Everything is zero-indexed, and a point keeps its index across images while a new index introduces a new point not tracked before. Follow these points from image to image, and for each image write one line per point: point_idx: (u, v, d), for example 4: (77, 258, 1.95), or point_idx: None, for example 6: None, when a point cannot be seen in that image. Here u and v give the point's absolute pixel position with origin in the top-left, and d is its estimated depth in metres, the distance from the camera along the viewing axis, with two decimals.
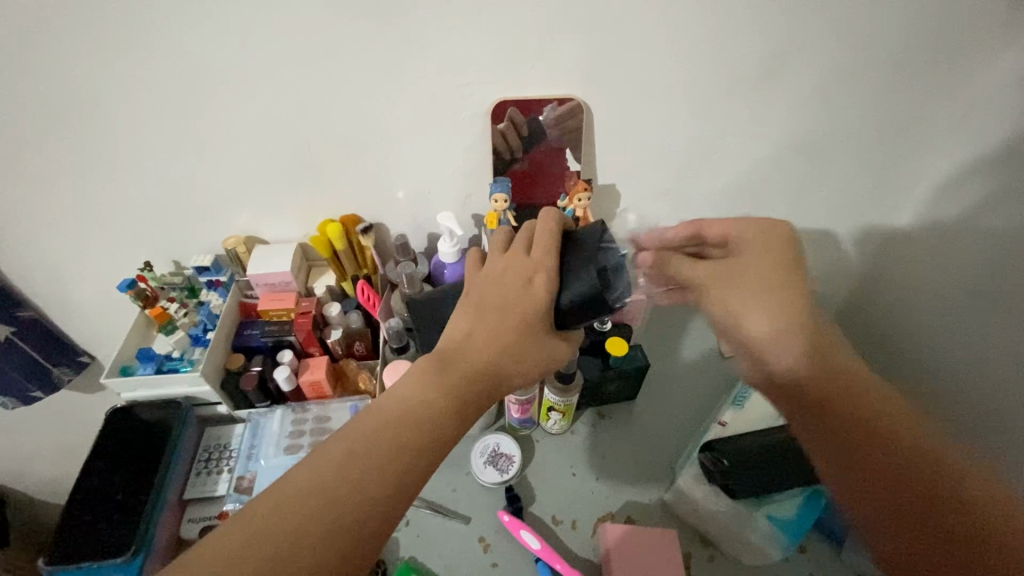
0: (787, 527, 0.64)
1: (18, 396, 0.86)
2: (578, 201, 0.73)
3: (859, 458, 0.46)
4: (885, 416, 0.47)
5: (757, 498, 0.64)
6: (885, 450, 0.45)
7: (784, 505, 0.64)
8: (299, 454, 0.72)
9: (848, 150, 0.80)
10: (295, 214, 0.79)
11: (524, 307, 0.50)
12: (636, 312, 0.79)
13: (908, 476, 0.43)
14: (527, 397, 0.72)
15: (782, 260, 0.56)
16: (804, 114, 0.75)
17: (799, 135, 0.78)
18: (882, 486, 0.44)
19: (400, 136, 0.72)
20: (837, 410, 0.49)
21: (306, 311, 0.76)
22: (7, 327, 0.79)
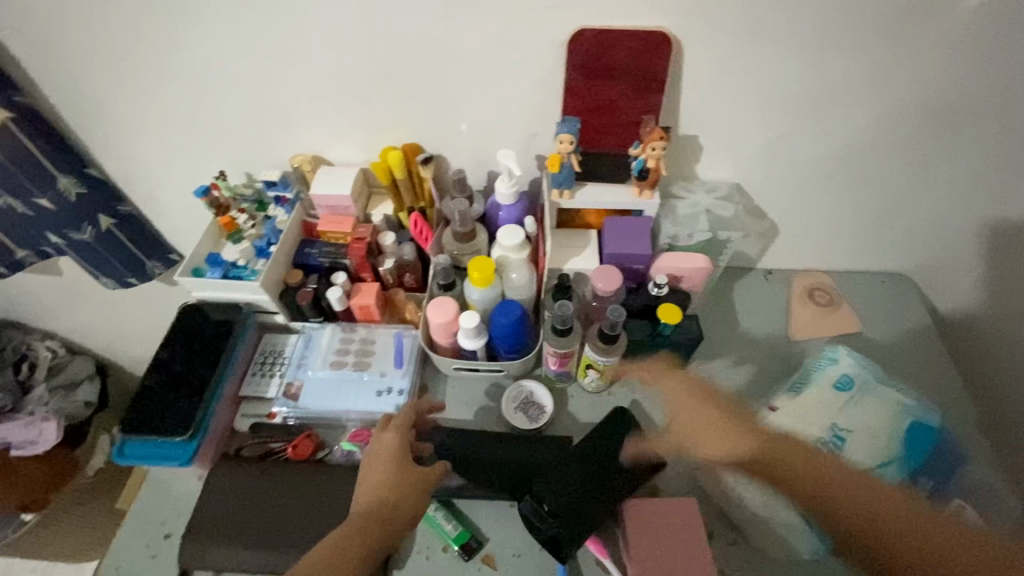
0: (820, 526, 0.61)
1: (115, 278, 0.96)
2: (651, 151, 0.65)
3: (885, 541, 0.55)
4: (887, 508, 0.56)
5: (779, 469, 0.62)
6: (890, 531, 0.55)
7: (823, 507, 0.61)
8: (343, 371, 0.74)
9: (993, 122, 0.66)
10: (359, 137, 0.79)
11: (389, 467, 0.60)
12: (698, 278, 0.73)
13: (924, 541, 0.53)
14: (566, 351, 0.69)
15: (683, 391, 0.72)
16: (946, 71, 0.63)
17: (935, 97, 0.65)
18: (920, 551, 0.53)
19: (467, 60, 0.68)
20: (841, 507, 0.58)
21: (360, 237, 0.77)
22: (108, 219, 0.88)
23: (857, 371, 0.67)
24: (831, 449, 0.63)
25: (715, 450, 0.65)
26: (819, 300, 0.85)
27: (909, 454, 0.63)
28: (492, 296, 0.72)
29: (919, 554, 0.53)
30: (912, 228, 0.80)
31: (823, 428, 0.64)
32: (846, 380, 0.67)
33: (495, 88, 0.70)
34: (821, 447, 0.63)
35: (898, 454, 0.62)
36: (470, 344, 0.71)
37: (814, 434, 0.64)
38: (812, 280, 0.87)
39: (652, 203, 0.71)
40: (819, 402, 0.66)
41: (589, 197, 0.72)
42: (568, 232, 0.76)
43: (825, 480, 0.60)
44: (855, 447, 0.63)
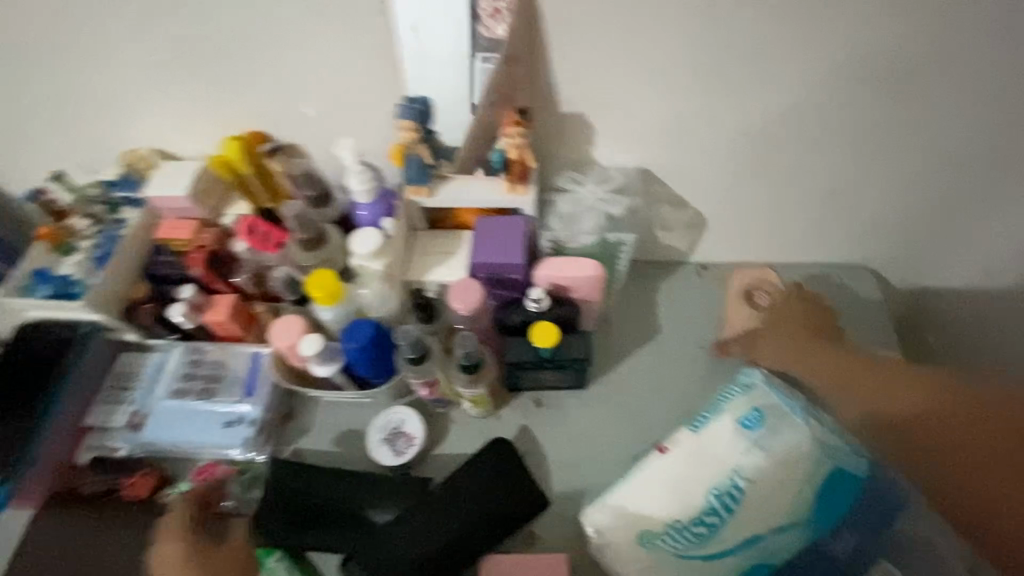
0: None
1: None
2: (510, 140, 0.53)
3: (916, 452, 0.56)
4: (942, 406, 0.56)
5: (652, 539, 0.51)
6: (936, 461, 0.56)
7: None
8: (188, 400, 0.66)
9: (943, 70, 0.54)
10: (197, 127, 0.67)
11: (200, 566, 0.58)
12: (591, 288, 0.61)
13: (960, 445, 0.55)
14: (429, 380, 0.59)
15: (799, 329, 0.65)
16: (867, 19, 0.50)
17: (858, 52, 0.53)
18: (960, 470, 0.55)
19: (293, 29, 0.56)
20: (919, 435, 0.56)
21: (204, 245, 0.67)
22: None
23: (769, 402, 0.55)
24: (725, 503, 0.51)
25: (817, 364, 0.62)
26: (760, 304, 0.69)
27: (820, 510, 0.52)
28: (347, 314, 0.61)
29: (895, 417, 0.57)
30: (868, 212, 0.66)
31: (719, 473, 0.52)
32: (754, 415, 0.54)
33: (328, 64, 0.58)
34: (712, 500, 0.52)
35: (806, 513, 0.51)
36: (323, 372, 0.61)
37: (708, 483, 0.52)
38: (753, 278, 0.70)
39: (528, 200, 0.58)
40: (720, 442, 0.54)
41: (454, 195, 0.59)
42: (439, 235, 0.64)
43: (869, 384, 0.59)
44: (753, 501, 0.51)
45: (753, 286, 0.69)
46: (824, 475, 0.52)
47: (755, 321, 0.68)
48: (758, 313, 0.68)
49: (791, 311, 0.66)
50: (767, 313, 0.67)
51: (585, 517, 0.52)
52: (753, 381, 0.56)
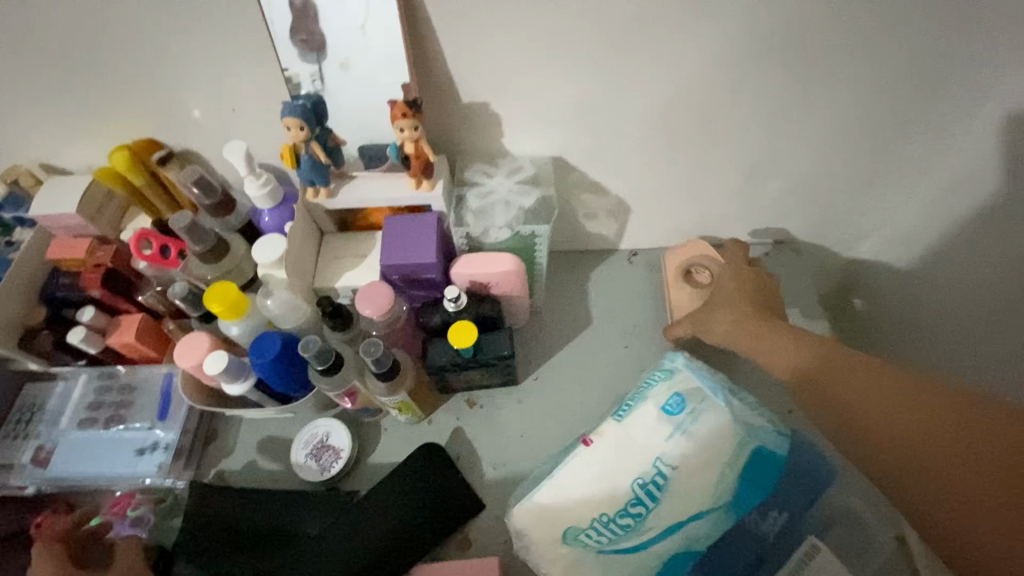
0: None
1: None
2: (401, 132, 0.49)
3: (898, 465, 0.38)
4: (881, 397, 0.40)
5: (576, 535, 0.50)
6: (916, 474, 0.37)
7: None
8: (97, 429, 0.62)
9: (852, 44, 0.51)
10: (81, 138, 0.62)
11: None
12: (510, 283, 0.59)
13: (934, 467, 0.36)
14: (347, 390, 0.57)
15: (744, 288, 0.58)
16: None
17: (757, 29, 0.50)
18: (948, 502, 0.35)
19: (159, 30, 0.51)
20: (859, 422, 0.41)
21: (100, 264, 0.63)
22: None
23: (691, 386, 0.54)
24: (651, 491, 0.50)
25: (730, 326, 0.54)
26: (697, 281, 0.68)
27: (744, 491, 0.51)
28: (255, 326, 0.58)
29: (876, 444, 0.39)
30: (788, 188, 0.65)
31: (646, 462, 0.51)
32: (677, 400, 0.53)
33: (207, 64, 0.54)
34: (637, 490, 0.50)
35: (730, 496, 0.51)
36: (236, 389, 0.58)
37: (634, 472, 0.51)
38: (692, 253, 0.68)
39: (435, 195, 0.56)
40: (644, 431, 0.53)
41: (359, 195, 0.56)
42: (351, 238, 0.61)
43: (782, 343, 0.49)
44: (676, 491, 0.50)
45: (692, 262, 0.68)
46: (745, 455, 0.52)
47: (695, 298, 0.67)
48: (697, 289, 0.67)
49: (736, 279, 0.59)
50: (714, 288, 0.60)
51: (511, 518, 0.51)
52: (675, 365, 0.56)
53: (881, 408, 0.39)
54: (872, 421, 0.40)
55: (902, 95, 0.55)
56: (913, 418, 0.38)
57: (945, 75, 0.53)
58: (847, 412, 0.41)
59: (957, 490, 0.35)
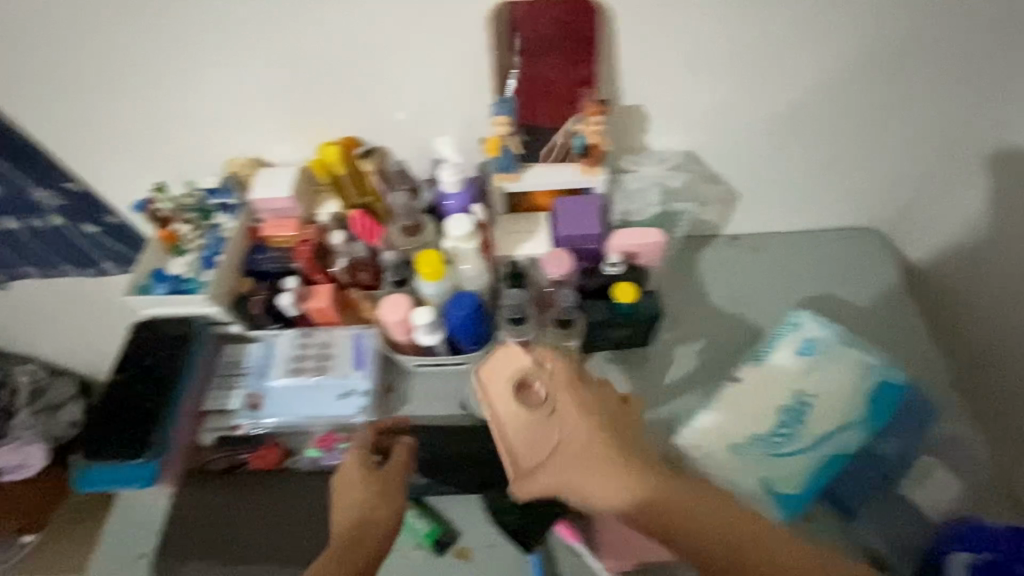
0: (786, 501, 0.59)
1: (90, 266, 0.98)
2: (590, 126, 0.63)
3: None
4: (706, 531, 0.48)
5: (744, 441, 0.61)
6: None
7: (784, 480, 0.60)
8: (303, 378, 0.73)
9: (925, 54, 0.67)
10: (296, 135, 0.76)
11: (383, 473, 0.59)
12: (655, 254, 0.71)
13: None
14: (525, 339, 0.68)
15: (579, 395, 0.56)
16: (864, 18, 0.64)
17: (856, 43, 0.66)
18: None
19: (395, 44, 0.66)
20: (677, 539, 0.49)
21: (307, 239, 0.75)
22: (93, 226, 0.90)
23: (818, 333, 0.66)
24: (793, 416, 0.62)
25: (568, 447, 0.55)
26: (533, 394, 0.64)
27: (873, 416, 0.62)
28: (446, 289, 0.70)
29: (705, 555, 0.48)
30: (872, 176, 0.79)
31: (784, 394, 0.63)
32: (808, 345, 0.66)
33: (425, 73, 0.68)
34: (783, 414, 0.62)
35: (863, 417, 0.62)
36: (428, 340, 0.70)
37: (776, 402, 0.63)
38: (511, 364, 0.65)
39: (599, 180, 0.69)
40: (783, 365, 0.65)
41: (537, 179, 0.69)
42: (518, 217, 0.74)
43: (607, 475, 0.52)
44: (817, 413, 0.62)
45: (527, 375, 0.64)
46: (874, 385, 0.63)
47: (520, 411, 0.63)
48: (526, 406, 0.63)
49: (568, 385, 0.57)
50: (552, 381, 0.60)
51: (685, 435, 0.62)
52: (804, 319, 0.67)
53: (707, 540, 0.48)
54: (704, 548, 0.47)
55: (969, 97, 0.70)
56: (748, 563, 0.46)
57: (999, 79, 0.68)
58: (694, 544, 0.48)
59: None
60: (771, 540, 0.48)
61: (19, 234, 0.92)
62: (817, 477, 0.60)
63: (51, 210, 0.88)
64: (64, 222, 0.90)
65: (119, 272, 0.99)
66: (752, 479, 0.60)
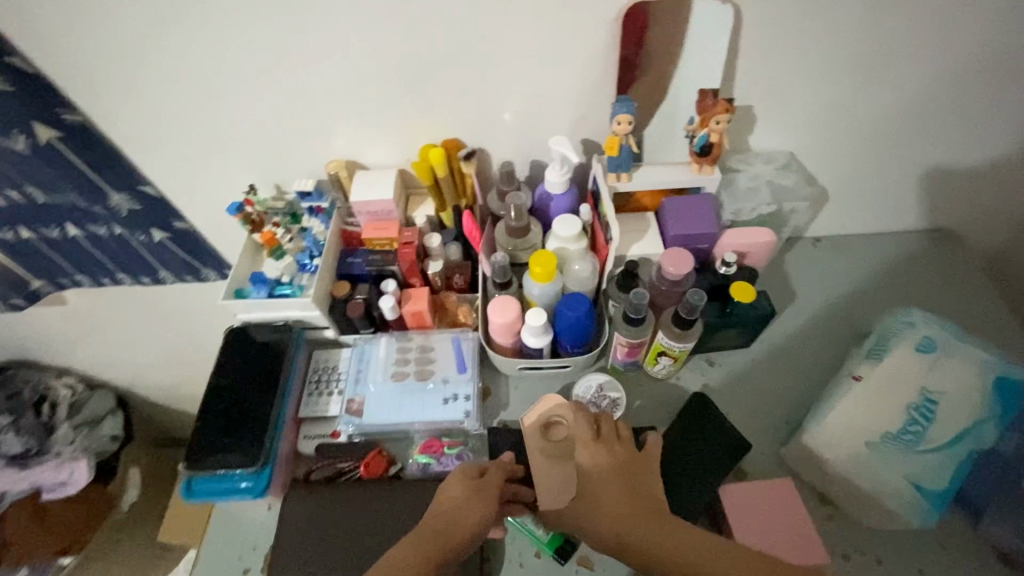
0: (931, 497, 0.60)
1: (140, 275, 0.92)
2: (715, 125, 0.63)
3: None
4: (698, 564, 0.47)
5: (880, 441, 0.62)
6: None
7: (926, 473, 0.60)
8: (406, 383, 0.72)
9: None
10: (395, 137, 0.75)
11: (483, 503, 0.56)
12: (762, 254, 0.72)
13: None
14: (638, 340, 0.67)
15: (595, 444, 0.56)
16: (999, 25, 0.62)
17: (984, 50, 0.65)
18: None
19: (512, 50, 0.64)
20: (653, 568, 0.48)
21: (409, 242, 0.74)
22: (161, 233, 0.85)
23: (935, 333, 0.66)
24: (923, 414, 0.62)
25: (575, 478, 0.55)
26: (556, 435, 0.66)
27: (1005, 412, 0.61)
28: (555, 290, 0.69)
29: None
30: (966, 179, 0.79)
31: (911, 393, 0.63)
32: (928, 344, 0.65)
33: (540, 75, 0.67)
34: (912, 412, 0.62)
35: (995, 413, 0.61)
36: (536, 341, 0.69)
37: (904, 401, 0.62)
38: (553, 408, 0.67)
39: (711, 180, 0.69)
40: (904, 365, 0.64)
41: (648, 179, 0.69)
42: (626, 217, 0.73)
43: (610, 493, 0.52)
44: (946, 410, 0.61)
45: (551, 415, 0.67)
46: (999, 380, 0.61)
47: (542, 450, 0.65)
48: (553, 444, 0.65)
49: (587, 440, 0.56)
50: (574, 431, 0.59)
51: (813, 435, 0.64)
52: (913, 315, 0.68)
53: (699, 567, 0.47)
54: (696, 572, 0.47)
55: None
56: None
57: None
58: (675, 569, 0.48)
59: None
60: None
61: (61, 243, 0.82)
62: (962, 473, 0.60)
63: (116, 218, 0.80)
64: (121, 232, 0.83)
65: (174, 281, 0.95)
66: (897, 477, 0.60)
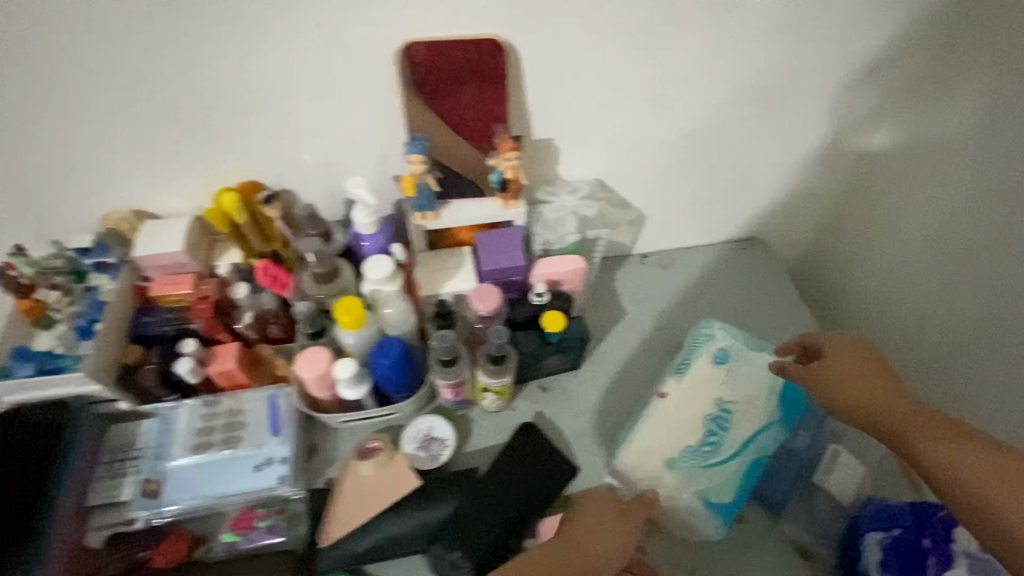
0: (719, 508, 0.63)
1: None
2: (505, 162, 0.63)
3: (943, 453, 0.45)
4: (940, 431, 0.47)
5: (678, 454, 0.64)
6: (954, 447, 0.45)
7: (715, 484, 0.63)
8: (210, 454, 0.65)
9: (803, 82, 0.72)
10: (185, 182, 0.69)
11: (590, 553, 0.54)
12: (577, 280, 0.73)
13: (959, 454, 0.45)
14: (456, 379, 0.66)
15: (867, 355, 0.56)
16: (753, 55, 0.68)
17: (747, 78, 0.70)
18: (966, 466, 0.44)
19: (299, 88, 0.62)
20: (909, 442, 0.48)
21: (207, 296, 0.68)
22: None
23: (731, 343, 0.70)
24: (718, 424, 0.65)
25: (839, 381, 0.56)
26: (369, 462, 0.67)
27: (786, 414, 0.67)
28: (369, 337, 0.66)
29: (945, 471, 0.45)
30: (762, 193, 0.86)
31: (709, 404, 0.67)
32: (723, 354, 0.70)
33: (328, 113, 0.65)
34: (709, 424, 0.65)
35: (777, 414, 0.66)
36: (353, 394, 0.65)
37: (701, 413, 0.66)
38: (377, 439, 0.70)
39: (519, 213, 0.69)
40: (701, 376, 0.68)
41: (457, 215, 0.68)
42: (441, 253, 0.72)
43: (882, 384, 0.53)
44: (739, 417, 0.66)
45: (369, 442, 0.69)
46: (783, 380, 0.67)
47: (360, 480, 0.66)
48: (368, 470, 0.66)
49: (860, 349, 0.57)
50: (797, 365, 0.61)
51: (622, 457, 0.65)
52: (716, 330, 0.71)
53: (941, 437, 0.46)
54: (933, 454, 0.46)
55: (839, 126, 0.78)
56: (951, 450, 0.45)
57: (865, 103, 0.76)
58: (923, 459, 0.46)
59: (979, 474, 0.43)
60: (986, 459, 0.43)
61: None
62: (747, 480, 0.64)
63: None
64: None
65: None
66: (689, 493, 0.63)
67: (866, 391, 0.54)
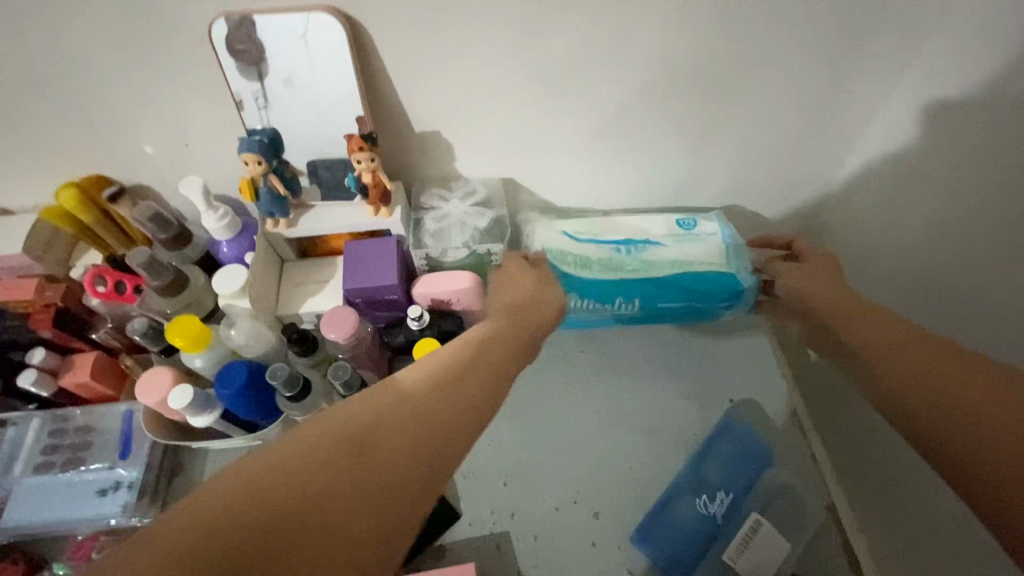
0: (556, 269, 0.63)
1: None
2: (359, 163, 0.53)
3: (914, 379, 0.40)
4: (925, 360, 0.41)
5: (570, 232, 0.65)
6: (934, 376, 0.40)
7: (573, 256, 0.64)
8: (51, 475, 0.61)
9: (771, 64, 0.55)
10: (19, 176, 0.61)
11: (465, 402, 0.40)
12: (471, 299, 0.62)
13: (934, 374, 0.40)
14: (313, 415, 0.58)
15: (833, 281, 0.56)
16: (691, 31, 0.52)
17: (686, 62, 0.54)
18: (929, 387, 0.39)
19: (114, 71, 0.51)
20: (883, 369, 0.43)
21: (50, 304, 0.61)
22: None
23: (710, 224, 0.66)
24: (630, 246, 0.64)
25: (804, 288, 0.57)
26: None
27: (700, 280, 0.64)
28: (217, 358, 0.59)
29: (904, 394, 0.41)
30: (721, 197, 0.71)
31: (639, 231, 0.65)
32: (691, 224, 0.66)
33: (155, 102, 0.54)
34: (620, 241, 0.65)
35: (693, 272, 0.64)
36: (202, 422, 0.59)
37: (627, 232, 0.65)
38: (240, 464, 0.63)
39: (395, 221, 0.59)
40: (657, 220, 0.66)
41: (318, 223, 0.59)
42: (314, 262, 0.63)
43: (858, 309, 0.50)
44: (651, 256, 0.64)
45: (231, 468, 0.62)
46: (722, 269, 0.64)
47: None
48: None
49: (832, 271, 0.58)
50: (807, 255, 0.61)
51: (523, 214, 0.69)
52: (708, 221, 0.65)
53: (919, 366, 0.41)
54: (905, 376, 0.41)
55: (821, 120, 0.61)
56: (939, 373, 0.39)
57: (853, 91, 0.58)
58: (892, 375, 0.42)
59: (954, 398, 0.37)
60: (971, 385, 0.37)
61: None
62: (603, 286, 0.64)
63: None
64: None
65: None
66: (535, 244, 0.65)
67: (846, 305, 0.51)
